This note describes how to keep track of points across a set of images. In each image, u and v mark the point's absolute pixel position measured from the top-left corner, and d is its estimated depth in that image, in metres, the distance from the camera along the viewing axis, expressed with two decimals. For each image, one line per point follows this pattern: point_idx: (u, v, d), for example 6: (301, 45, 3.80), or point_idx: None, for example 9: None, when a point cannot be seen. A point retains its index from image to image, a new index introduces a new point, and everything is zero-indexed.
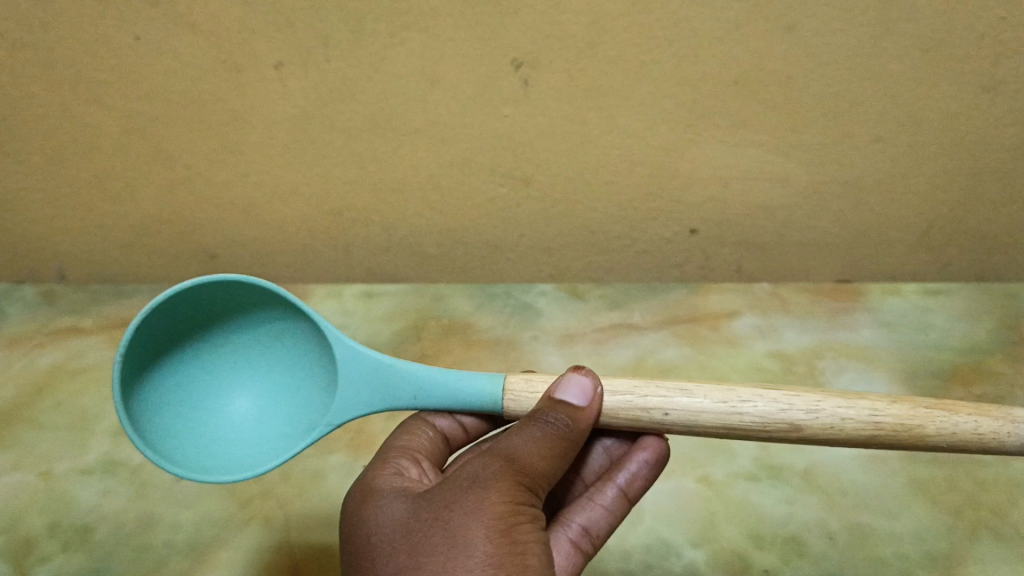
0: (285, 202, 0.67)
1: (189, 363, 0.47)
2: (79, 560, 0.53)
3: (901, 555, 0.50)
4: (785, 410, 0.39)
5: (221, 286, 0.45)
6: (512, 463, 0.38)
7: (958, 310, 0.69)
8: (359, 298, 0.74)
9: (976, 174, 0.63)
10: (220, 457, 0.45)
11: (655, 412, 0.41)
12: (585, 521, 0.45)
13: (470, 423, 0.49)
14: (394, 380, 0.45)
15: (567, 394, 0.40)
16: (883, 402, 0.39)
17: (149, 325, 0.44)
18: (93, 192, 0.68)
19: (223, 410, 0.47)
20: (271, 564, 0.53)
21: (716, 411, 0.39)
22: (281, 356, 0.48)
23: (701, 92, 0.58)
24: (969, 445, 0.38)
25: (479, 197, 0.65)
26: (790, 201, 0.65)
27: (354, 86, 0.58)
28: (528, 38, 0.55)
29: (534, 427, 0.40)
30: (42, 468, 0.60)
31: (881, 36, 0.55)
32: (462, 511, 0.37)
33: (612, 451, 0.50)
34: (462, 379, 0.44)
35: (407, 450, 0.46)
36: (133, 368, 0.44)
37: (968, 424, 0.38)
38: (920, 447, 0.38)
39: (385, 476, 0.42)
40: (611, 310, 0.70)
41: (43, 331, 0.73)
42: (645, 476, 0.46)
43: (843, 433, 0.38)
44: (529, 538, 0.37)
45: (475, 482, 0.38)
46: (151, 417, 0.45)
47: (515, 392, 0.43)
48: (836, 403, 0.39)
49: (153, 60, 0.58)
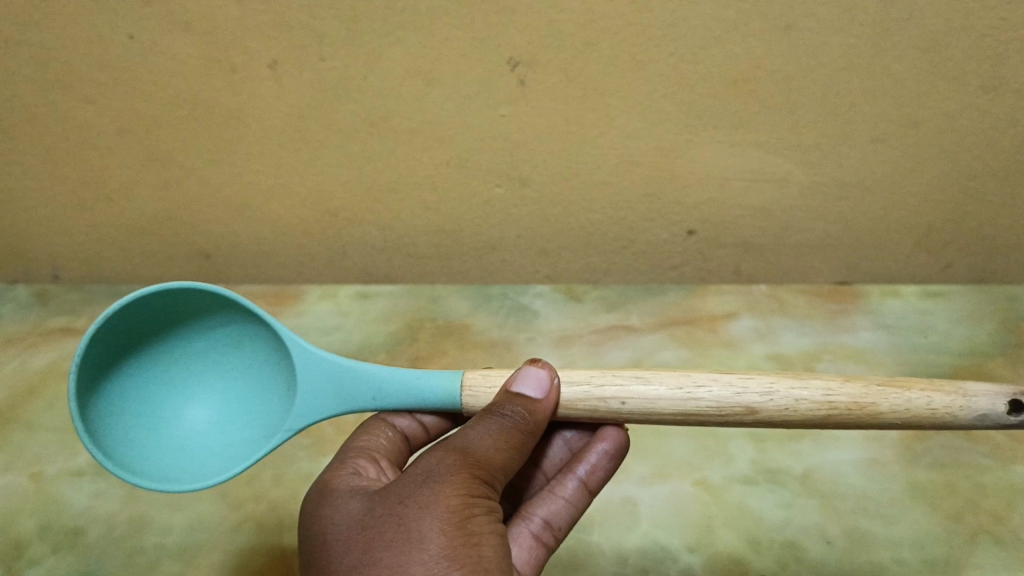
0: (280, 202, 0.67)
1: (149, 370, 0.47)
2: (69, 563, 0.53)
3: (900, 561, 0.50)
4: (740, 393, 0.39)
5: (178, 292, 0.45)
6: (468, 457, 0.38)
7: (958, 313, 0.68)
8: (355, 299, 0.73)
9: (977, 176, 0.62)
10: (180, 466, 0.45)
11: (613, 402, 0.41)
12: (547, 513, 0.45)
13: (431, 422, 0.48)
14: (354, 381, 0.44)
15: (523, 387, 0.41)
16: (836, 382, 0.39)
17: (105, 331, 0.44)
18: (87, 191, 0.68)
19: (183, 419, 0.47)
20: (263, 568, 0.52)
21: (672, 399, 0.40)
22: (241, 363, 0.48)
23: (700, 92, 0.57)
24: (924, 421, 0.39)
25: (476, 198, 0.65)
26: (789, 202, 0.64)
27: (350, 86, 0.58)
28: (525, 37, 0.55)
29: (490, 421, 0.39)
30: (34, 470, 0.59)
31: (881, 36, 0.54)
32: (416, 505, 0.36)
33: (573, 443, 0.50)
34: (422, 379, 0.44)
35: (364, 449, 0.45)
36: (89, 375, 0.44)
37: (921, 400, 0.38)
38: (875, 426, 0.39)
39: (343, 476, 0.42)
40: (609, 312, 0.70)
41: (36, 332, 0.72)
42: (605, 467, 0.46)
43: (797, 414, 0.39)
44: (485, 530, 0.36)
45: (430, 476, 0.37)
46: (109, 425, 0.45)
47: (473, 386, 0.43)
48: (790, 384, 0.39)
49: (146, 58, 0.58)
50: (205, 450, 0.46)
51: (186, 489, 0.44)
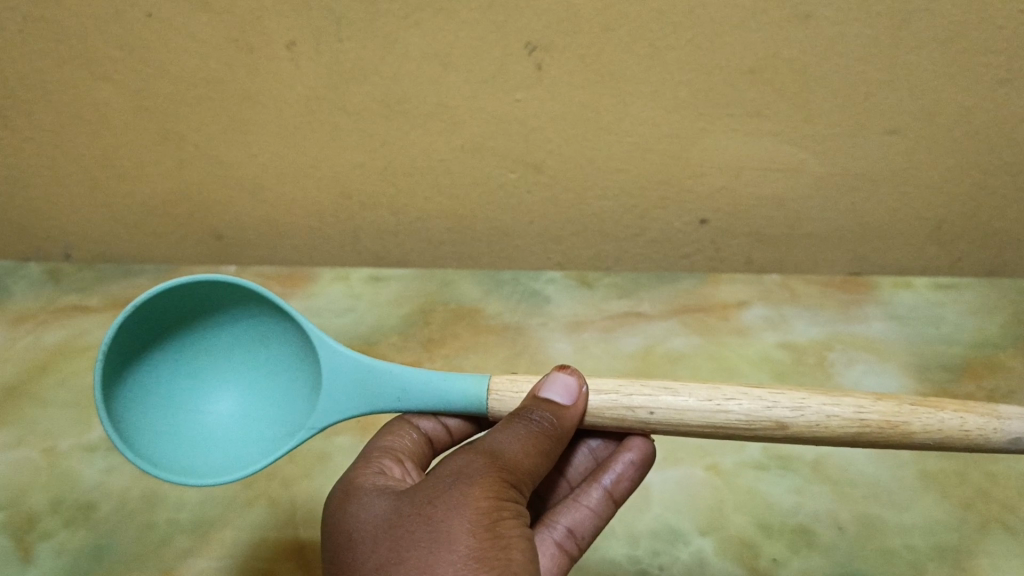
0: (294, 183, 0.67)
1: (172, 363, 0.47)
2: (82, 536, 0.53)
3: (911, 547, 0.50)
4: (770, 408, 0.39)
5: (208, 286, 0.45)
6: (496, 461, 0.38)
7: (969, 305, 0.68)
8: (367, 282, 0.74)
9: (990, 169, 0.62)
10: (202, 459, 0.45)
11: (641, 411, 0.41)
12: (570, 522, 0.44)
13: (454, 425, 0.48)
14: (379, 382, 0.44)
15: (550, 393, 0.41)
16: (868, 400, 0.39)
17: (132, 322, 0.44)
18: (102, 169, 0.68)
19: (204, 411, 0.47)
20: (276, 545, 0.52)
21: (701, 410, 0.40)
22: (264, 359, 0.48)
23: (716, 80, 0.57)
24: (956, 443, 0.38)
25: (489, 183, 0.65)
26: (802, 192, 0.64)
27: (367, 67, 0.58)
28: (543, 22, 0.55)
29: (518, 425, 0.40)
30: (46, 444, 0.59)
31: (898, 26, 0.54)
32: (445, 506, 0.36)
33: (598, 452, 0.50)
34: (448, 380, 0.44)
35: (390, 450, 0.45)
36: (115, 364, 0.44)
37: (953, 421, 0.38)
38: (906, 445, 0.38)
39: (368, 475, 0.42)
40: (620, 298, 0.70)
41: (48, 309, 0.73)
42: (630, 477, 0.45)
43: (828, 430, 0.38)
44: (513, 534, 0.36)
45: (459, 478, 0.37)
46: (133, 416, 0.45)
47: (499, 391, 0.43)
48: (821, 400, 0.39)
49: (164, 37, 0.58)
50: (225, 445, 0.46)
51: (207, 483, 0.44)
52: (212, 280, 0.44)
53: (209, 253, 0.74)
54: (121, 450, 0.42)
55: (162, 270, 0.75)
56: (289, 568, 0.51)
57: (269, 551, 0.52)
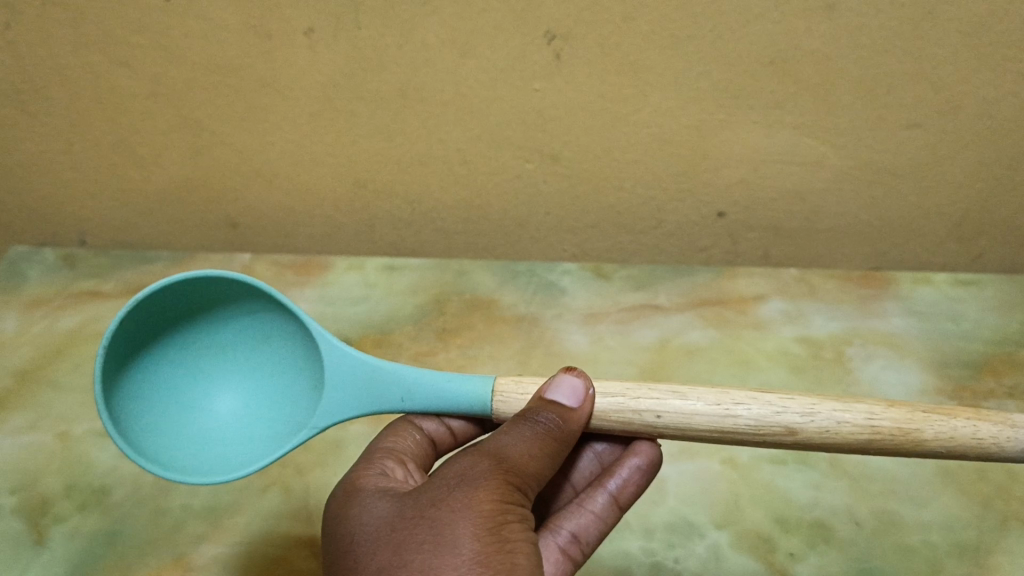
0: (309, 170, 0.66)
1: (173, 361, 0.47)
2: (95, 521, 0.53)
3: (929, 544, 0.49)
4: (780, 413, 0.39)
5: (212, 283, 0.45)
6: (501, 463, 0.38)
7: (990, 301, 0.67)
8: (382, 271, 0.73)
9: (1012, 164, 0.62)
10: (202, 458, 0.45)
11: (648, 415, 0.40)
12: (575, 527, 0.44)
13: (458, 426, 0.48)
14: (383, 382, 0.44)
15: (557, 394, 0.40)
16: (880, 406, 0.38)
17: (134, 317, 0.44)
18: (117, 155, 0.68)
19: (205, 410, 0.47)
20: (289, 532, 0.52)
21: (709, 414, 0.39)
22: (267, 358, 0.48)
23: (736, 71, 0.57)
24: (969, 451, 0.38)
25: (506, 173, 0.65)
26: (822, 186, 0.64)
27: (385, 55, 0.58)
28: (563, 10, 0.54)
29: (523, 427, 0.39)
30: (60, 429, 0.59)
31: (923, 18, 0.53)
32: (449, 509, 0.36)
33: (603, 456, 0.49)
34: (453, 381, 0.43)
35: (392, 451, 0.44)
36: (116, 360, 0.43)
37: (966, 429, 0.37)
38: (918, 453, 0.38)
39: (371, 476, 0.41)
40: (636, 291, 0.70)
41: (64, 294, 0.72)
42: (636, 482, 0.45)
43: (839, 437, 0.38)
44: (518, 538, 0.36)
45: (463, 480, 0.37)
46: (133, 413, 0.44)
47: (505, 392, 0.43)
48: (832, 406, 0.39)
49: (181, 22, 0.58)
50: (225, 444, 0.46)
51: (205, 482, 0.43)
52: (216, 277, 0.44)
53: (224, 240, 0.74)
54: (119, 446, 0.41)
55: (176, 257, 0.75)
56: (302, 555, 0.51)
57: (282, 537, 0.52)
